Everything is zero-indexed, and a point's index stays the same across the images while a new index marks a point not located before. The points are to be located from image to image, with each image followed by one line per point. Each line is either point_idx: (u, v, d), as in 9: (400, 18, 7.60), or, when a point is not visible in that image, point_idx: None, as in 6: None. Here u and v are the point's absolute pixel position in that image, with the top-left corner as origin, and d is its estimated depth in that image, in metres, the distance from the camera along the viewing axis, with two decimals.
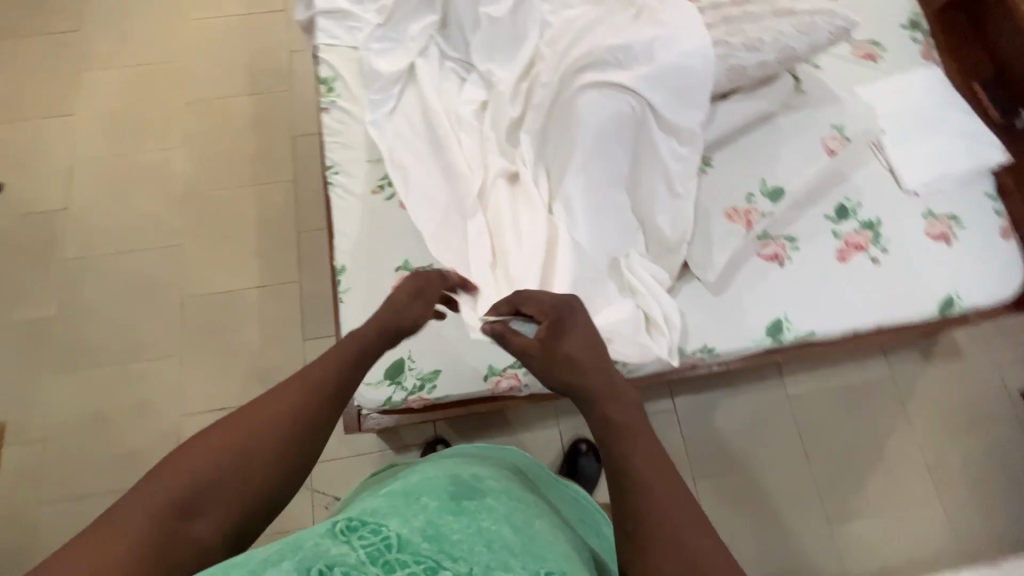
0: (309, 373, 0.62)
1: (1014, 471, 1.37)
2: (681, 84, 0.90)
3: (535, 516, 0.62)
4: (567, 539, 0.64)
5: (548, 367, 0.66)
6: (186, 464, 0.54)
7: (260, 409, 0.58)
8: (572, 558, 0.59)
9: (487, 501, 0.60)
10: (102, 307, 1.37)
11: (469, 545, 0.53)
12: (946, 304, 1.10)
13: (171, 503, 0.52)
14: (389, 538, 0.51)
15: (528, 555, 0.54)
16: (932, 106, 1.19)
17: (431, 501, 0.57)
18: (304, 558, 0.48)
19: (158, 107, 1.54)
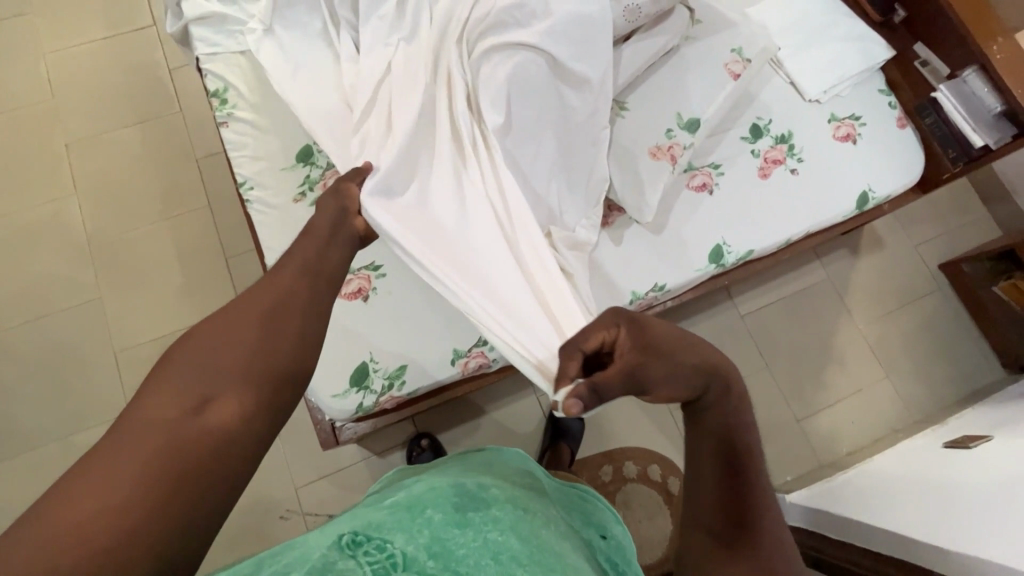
0: (252, 306, 0.59)
1: (945, 337, 1.51)
2: (582, 33, 0.90)
3: (541, 525, 0.65)
4: (570, 543, 0.67)
5: (672, 366, 0.54)
6: (143, 419, 0.51)
7: (250, 304, 0.59)
8: (578, 566, 0.62)
9: (492, 513, 0.63)
10: (27, 383, 1.26)
11: (475, 559, 0.56)
12: (862, 200, 1.18)
13: (184, 395, 0.53)
14: (395, 556, 0.55)
15: (536, 567, 0.57)
16: (818, 15, 1.25)
17: (437, 515, 0.60)
18: (313, 568, 0.53)
19: (35, 155, 1.39)
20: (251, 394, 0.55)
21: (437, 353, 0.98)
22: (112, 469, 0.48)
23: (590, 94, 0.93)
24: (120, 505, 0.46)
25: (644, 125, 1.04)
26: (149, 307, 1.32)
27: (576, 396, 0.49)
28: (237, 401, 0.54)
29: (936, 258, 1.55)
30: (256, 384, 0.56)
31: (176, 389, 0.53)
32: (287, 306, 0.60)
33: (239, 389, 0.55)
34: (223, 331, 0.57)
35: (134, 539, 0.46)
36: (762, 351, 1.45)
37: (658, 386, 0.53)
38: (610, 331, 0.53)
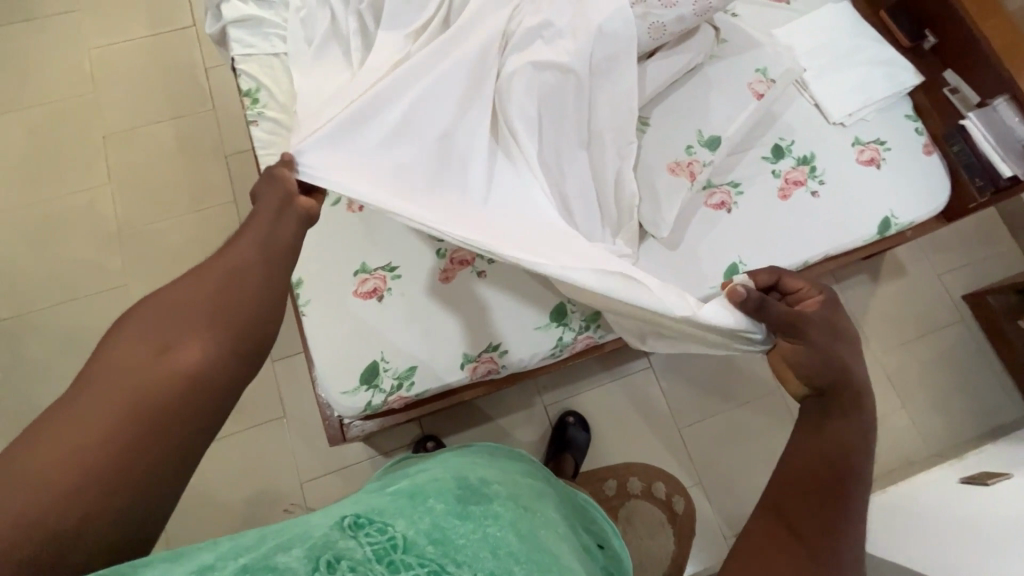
0: (213, 264, 0.57)
1: (966, 369, 1.47)
2: (606, 49, 0.91)
3: (540, 526, 0.65)
4: (570, 550, 0.67)
5: (826, 332, 0.65)
6: (107, 368, 0.49)
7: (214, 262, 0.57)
8: (576, 570, 0.61)
9: (493, 509, 0.63)
10: (51, 363, 1.30)
11: (474, 549, 0.55)
12: (884, 225, 1.17)
13: (146, 342, 0.51)
14: (395, 538, 0.52)
15: (533, 565, 0.56)
16: (846, 39, 1.24)
17: (438, 505, 0.60)
18: (310, 548, 0.49)
19: (74, 145, 1.45)
20: (219, 345, 0.52)
21: (447, 356, 0.99)
22: (77, 422, 0.46)
23: (611, 109, 0.95)
24: (82, 459, 0.44)
25: (663, 141, 1.04)
26: None
27: (744, 288, 0.68)
28: (201, 352, 0.51)
29: (959, 289, 1.52)
30: (225, 333, 0.53)
31: (138, 342, 0.50)
32: (248, 264, 0.57)
33: (205, 338, 0.52)
34: (185, 293, 0.54)
35: (95, 490, 0.44)
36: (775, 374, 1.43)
37: (814, 346, 0.65)
38: (810, 292, 0.69)
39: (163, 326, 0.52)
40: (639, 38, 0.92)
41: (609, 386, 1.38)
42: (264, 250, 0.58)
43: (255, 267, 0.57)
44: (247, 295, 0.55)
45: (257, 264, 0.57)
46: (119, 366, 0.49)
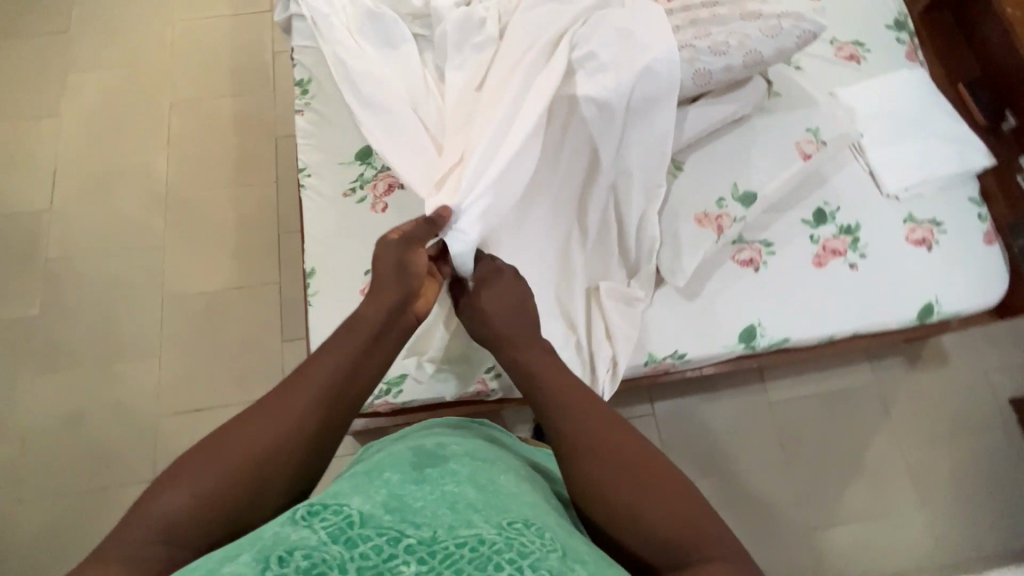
0: (289, 416, 0.65)
1: (1000, 479, 1.34)
2: (647, 87, 0.88)
3: (500, 472, 0.65)
4: (535, 486, 0.67)
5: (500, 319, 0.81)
6: (175, 492, 0.58)
7: (292, 406, 0.65)
8: (538, 503, 0.62)
9: (449, 466, 0.63)
10: (84, 307, 1.38)
11: (431, 510, 0.55)
12: (925, 311, 1.09)
13: (214, 482, 0.60)
14: (351, 515, 0.52)
15: (491, 510, 0.57)
16: (916, 108, 1.17)
17: (394, 475, 0.60)
18: (263, 548, 0.50)
19: (143, 108, 1.54)
20: (231, 532, 0.59)
21: (439, 370, 0.99)
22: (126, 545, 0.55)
23: (642, 149, 0.92)
24: None
25: (695, 188, 1.00)
26: (202, 263, 1.42)
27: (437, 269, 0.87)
28: (215, 541, 0.58)
29: (1007, 391, 1.40)
30: (268, 499, 0.62)
31: (170, 518, 0.57)
32: (315, 426, 0.66)
33: (222, 528, 0.59)
34: (224, 460, 0.61)
35: None
36: (784, 445, 1.35)
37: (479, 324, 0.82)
38: (490, 275, 0.84)
39: (197, 496, 0.58)
40: (683, 83, 0.90)
41: None
42: (313, 425, 0.66)
43: (313, 437, 0.65)
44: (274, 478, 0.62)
45: (312, 430, 0.65)
46: (151, 538, 0.56)
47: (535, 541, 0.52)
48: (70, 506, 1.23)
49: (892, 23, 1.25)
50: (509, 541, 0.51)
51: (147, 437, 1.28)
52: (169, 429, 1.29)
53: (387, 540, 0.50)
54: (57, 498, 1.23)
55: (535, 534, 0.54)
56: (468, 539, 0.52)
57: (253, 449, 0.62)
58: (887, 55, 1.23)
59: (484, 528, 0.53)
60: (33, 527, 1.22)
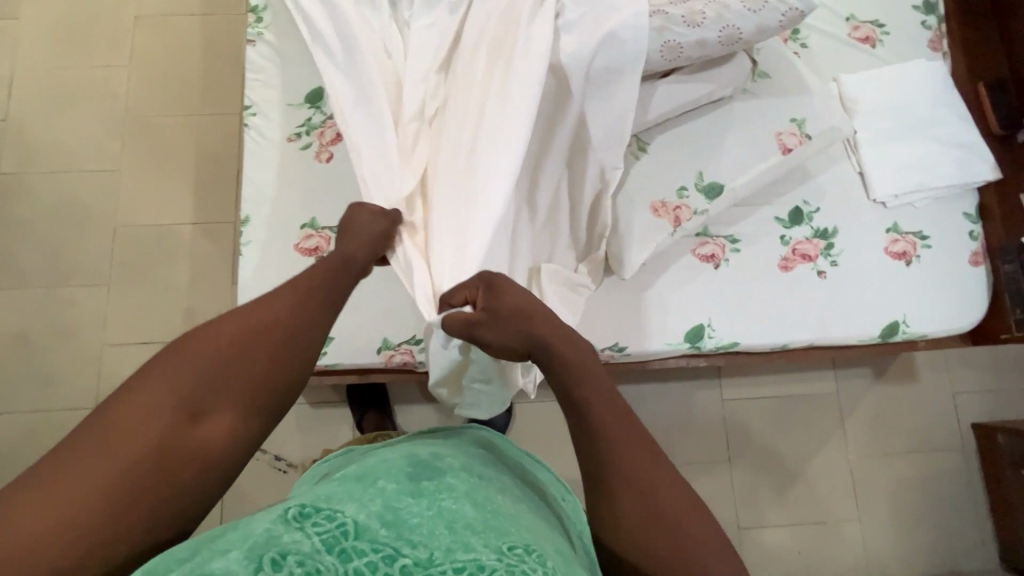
0: (262, 320, 0.62)
1: (945, 501, 1.32)
2: (609, 60, 0.79)
3: (496, 492, 0.62)
4: (534, 510, 0.63)
5: (503, 330, 0.64)
6: (148, 401, 0.55)
7: (263, 309, 0.62)
8: (537, 528, 0.58)
9: (447, 480, 0.60)
10: (36, 226, 1.35)
11: (428, 527, 0.52)
12: (890, 329, 1.01)
13: (189, 389, 0.56)
14: (345, 524, 0.49)
15: (490, 532, 0.53)
16: (925, 106, 1.06)
17: (389, 485, 0.57)
18: (254, 546, 0.46)
19: (107, 18, 1.45)
20: (241, 418, 0.58)
21: (367, 336, 0.96)
22: (100, 455, 0.51)
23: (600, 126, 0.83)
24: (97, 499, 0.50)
25: (657, 174, 0.97)
26: (157, 193, 1.37)
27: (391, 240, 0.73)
28: (225, 426, 0.57)
29: (971, 415, 1.35)
30: (248, 408, 0.59)
31: (171, 399, 0.55)
32: (290, 331, 0.62)
33: (232, 412, 0.58)
34: (222, 352, 0.59)
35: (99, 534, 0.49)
36: (730, 445, 1.33)
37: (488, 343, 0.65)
38: (470, 289, 0.65)
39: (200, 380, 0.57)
40: (650, 56, 0.83)
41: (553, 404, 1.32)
42: (289, 329, 0.62)
43: (291, 339, 0.62)
44: (283, 369, 0.61)
45: (289, 335, 0.62)
46: (138, 436, 0.53)
47: (537, 568, 0.49)
48: (14, 423, 1.25)
49: (920, 4, 1.12)
50: (510, 568, 0.48)
51: (92, 364, 1.28)
52: (114, 357, 1.29)
53: (382, 557, 0.47)
54: (2, 413, 1.25)
55: (537, 562, 0.50)
56: (467, 563, 0.48)
57: (257, 340, 0.60)
58: (907, 41, 1.10)
59: (483, 553, 0.49)
60: None
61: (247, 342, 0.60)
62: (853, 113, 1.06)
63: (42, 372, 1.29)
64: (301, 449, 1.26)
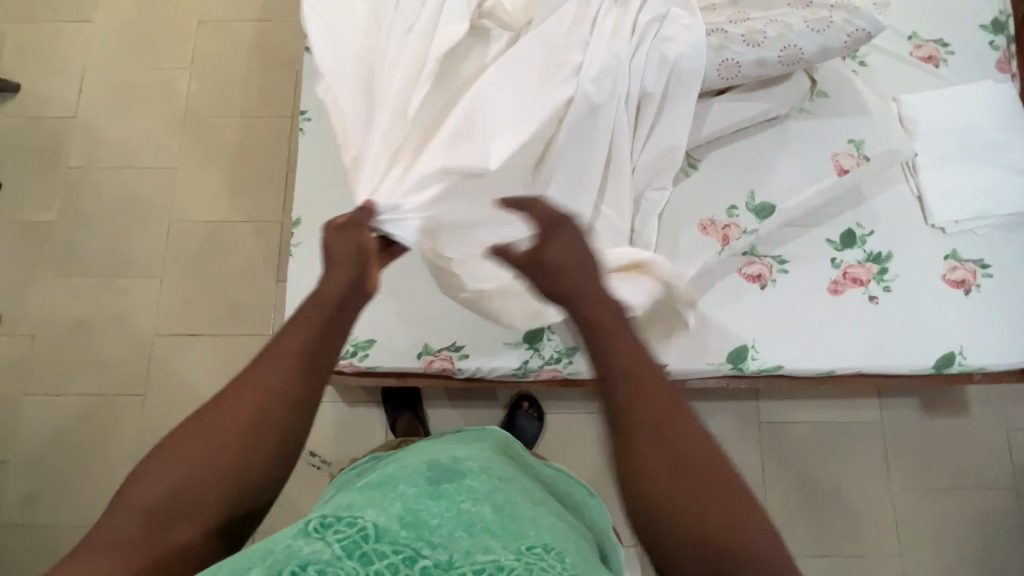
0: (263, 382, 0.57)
1: (993, 542, 1.26)
2: (667, 82, 0.84)
3: (516, 493, 0.61)
4: (553, 512, 0.63)
5: None
6: (169, 473, 0.53)
7: (270, 363, 0.58)
8: (554, 526, 0.58)
9: (466, 483, 0.59)
10: (96, 219, 1.41)
11: (448, 530, 0.52)
12: (945, 360, 0.97)
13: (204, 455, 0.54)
14: (366, 528, 0.50)
15: (509, 535, 0.53)
16: (991, 130, 1.02)
17: (408, 488, 0.57)
18: (274, 563, 0.46)
19: (172, 22, 1.52)
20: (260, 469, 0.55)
21: (408, 340, 0.98)
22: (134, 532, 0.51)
23: (657, 147, 0.87)
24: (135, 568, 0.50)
25: (706, 192, 0.96)
26: (211, 191, 1.42)
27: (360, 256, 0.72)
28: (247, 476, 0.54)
29: None
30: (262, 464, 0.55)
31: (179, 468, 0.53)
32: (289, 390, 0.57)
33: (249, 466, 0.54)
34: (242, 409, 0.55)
35: None
36: (764, 469, 1.29)
37: None
38: None
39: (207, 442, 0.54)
40: (707, 74, 0.85)
41: (585, 418, 1.29)
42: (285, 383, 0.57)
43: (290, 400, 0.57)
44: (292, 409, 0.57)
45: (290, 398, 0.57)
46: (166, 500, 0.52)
47: (556, 566, 0.50)
48: (69, 405, 1.32)
49: (989, 24, 1.08)
50: (528, 567, 0.48)
51: (143, 352, 1.34)
52: (162, 348, 1.34)
53: (403, 559, 0.48)
54: (59, 395, 1.32)
55: (556, 559, 0.51)
56: (487, 565, 0.48)
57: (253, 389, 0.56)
58: (973, 61, 1.07)
59: (503, 553, 0.50)
60: (35, 418, 1.31)
61: (250, 398, 0.56)
62: (913, 135, 1.02)
63: (96, 358, 1.35)
64: (335, 447, 1.28)
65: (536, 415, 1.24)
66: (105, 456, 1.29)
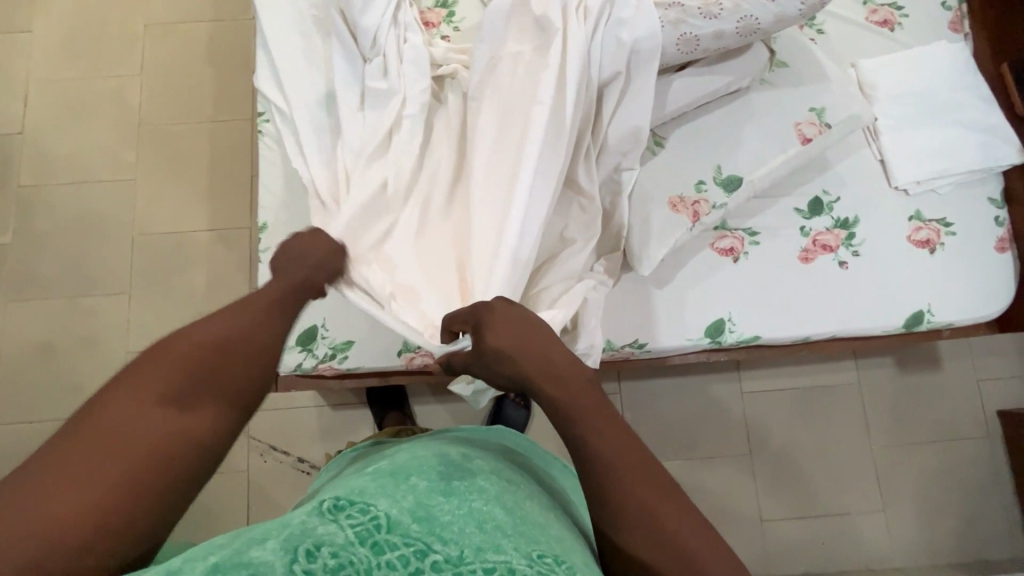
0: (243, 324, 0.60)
1: (970, 490, 1.30)
2: (626, 64, 0.84)
3: (526, 497, 0.60)
4: (560, 519, 0.62)
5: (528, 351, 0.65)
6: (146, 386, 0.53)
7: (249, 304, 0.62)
8: (562, 538, 0.56)
9: (478, 482, 0.58)
10: (54, 238, 1.36)
11: (460, 526, 0.51)
12: (914, 319, 0.99)
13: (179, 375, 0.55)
14: (378, 518, 0.49)
15: (521, 538, 0.52)
16: (947, 89, 1.03)
17: (421, 481, 0.56)
18: (290, 537, 0.46)
19: (117, 27, 1.45)
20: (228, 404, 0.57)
21: (388, 339, 0.97)
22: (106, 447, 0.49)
23: (619, 130, 0.86)
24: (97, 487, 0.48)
25: (673, 169, 0.96)
26: (174, 201, 1.38)
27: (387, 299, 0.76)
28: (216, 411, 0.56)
29: (997, 402, 1.33)
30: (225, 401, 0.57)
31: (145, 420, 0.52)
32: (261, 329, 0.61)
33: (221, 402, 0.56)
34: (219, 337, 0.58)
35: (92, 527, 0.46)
36: (750, 437, 1.31)
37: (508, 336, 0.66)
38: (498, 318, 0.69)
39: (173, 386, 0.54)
40: (666, 49, 0.85)
41: None
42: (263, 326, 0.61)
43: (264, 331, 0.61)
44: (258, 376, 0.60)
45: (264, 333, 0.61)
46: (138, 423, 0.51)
47: None
48: (44, 430, 1.28)
49: None
50: None
51: (117, 370, 1.30)
52: None
53: (414, 551, 0.47)
54: (32, 422, 1.28)
55: (566, 572, 0.49)
56: (497, 565, 0.48)
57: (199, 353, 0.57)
58: (927, 23, 1.08)
59: (514, 556, 0.49)
60: (9, 446, 1.27)
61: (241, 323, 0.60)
62: (872, 99, 1.04)
63: (68, 380, 1.31)
64: (323, 451, 1.27)
65: (523, 403, 1.22)
66: None
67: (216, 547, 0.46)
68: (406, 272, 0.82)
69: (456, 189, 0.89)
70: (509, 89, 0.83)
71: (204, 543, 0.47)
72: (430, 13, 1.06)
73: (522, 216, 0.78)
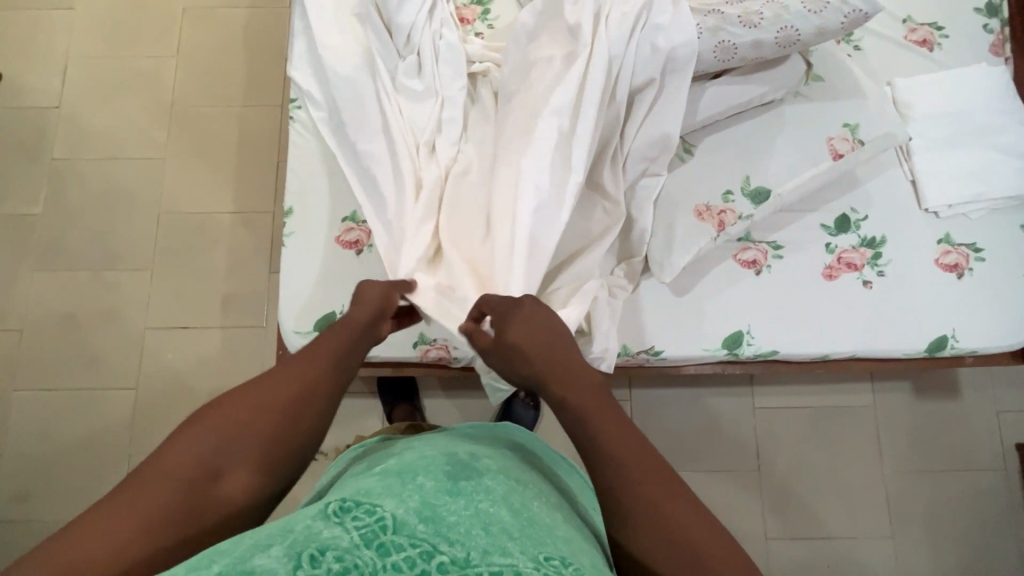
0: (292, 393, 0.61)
1: (982, 522, 1.28)
2: (661, 70, 0.84)
3: (533, 497, 0.60)
4: (567, 520, 0.61)
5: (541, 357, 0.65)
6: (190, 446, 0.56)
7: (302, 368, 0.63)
8: (569, 539, 0.56)
9: (484, 483, 0.58)
10: (82, 212, 1.39)
11: (465, 528, 0.51)
12: (938, 344, 0.97)
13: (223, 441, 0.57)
14: (385, 519, 0.49)
15: (527, 540, 0.51)
16: (985, 112, 1.02)
17: (427, 482, 0.56)
18: (294, 543, 0.46)
19: (156, 10, 1.48)
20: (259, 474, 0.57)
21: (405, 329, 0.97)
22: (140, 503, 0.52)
23: (649, 135, 0.86)
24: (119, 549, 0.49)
25: (701, 177, 0.96)
26: (200, 183, 1.40)
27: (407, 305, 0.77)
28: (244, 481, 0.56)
29: (1015, 435, 1.30)
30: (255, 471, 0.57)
31: (194, 457, 0.55)
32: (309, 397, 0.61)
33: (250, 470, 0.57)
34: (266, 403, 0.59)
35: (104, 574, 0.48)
36: (760, 454, 1.30)
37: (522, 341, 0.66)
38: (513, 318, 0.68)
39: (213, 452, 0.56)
40: (703, 55, 0.85)
41: None
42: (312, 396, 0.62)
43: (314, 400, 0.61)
44: (302, 416, 0.60)
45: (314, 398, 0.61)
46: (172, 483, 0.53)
47: None
48: (60, 399, 1.30)
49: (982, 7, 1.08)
50: None
51: (134, 345, 1.32)
52: (153, 340, 1.33)
53: (420, 553, 0.47)
54: (49, 390, 1.30)
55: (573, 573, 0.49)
56: (504, 567, 0.47)
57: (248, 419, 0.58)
58: (968, 45, 1.06)
59: (520, 559, 0.49)
60: (25, 413, 1.29)
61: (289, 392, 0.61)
62: (908, 119, 1.02)
63: (86, 352, 1.33)
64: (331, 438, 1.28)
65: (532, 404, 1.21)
66: (99, 449, 1.28)
67: (220, 553, 0.46)
68: (428, 263, 0.82)
69: (482, 184, 0.89)
70: (541, 89, 0.84)
71: (207, 551, 0.47)
72: (466, 10, 1.06)
73: (545, 214, 0.79)
